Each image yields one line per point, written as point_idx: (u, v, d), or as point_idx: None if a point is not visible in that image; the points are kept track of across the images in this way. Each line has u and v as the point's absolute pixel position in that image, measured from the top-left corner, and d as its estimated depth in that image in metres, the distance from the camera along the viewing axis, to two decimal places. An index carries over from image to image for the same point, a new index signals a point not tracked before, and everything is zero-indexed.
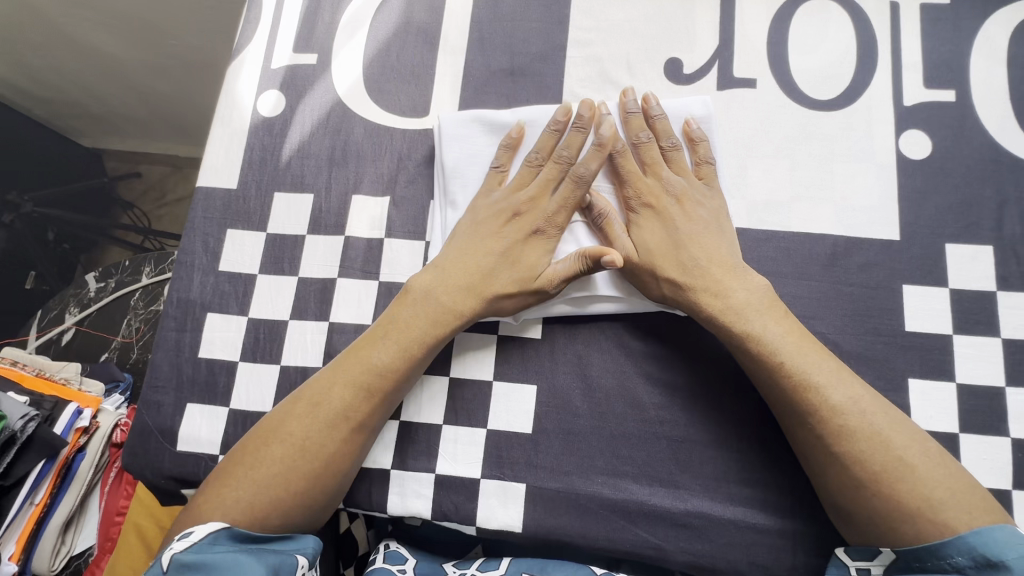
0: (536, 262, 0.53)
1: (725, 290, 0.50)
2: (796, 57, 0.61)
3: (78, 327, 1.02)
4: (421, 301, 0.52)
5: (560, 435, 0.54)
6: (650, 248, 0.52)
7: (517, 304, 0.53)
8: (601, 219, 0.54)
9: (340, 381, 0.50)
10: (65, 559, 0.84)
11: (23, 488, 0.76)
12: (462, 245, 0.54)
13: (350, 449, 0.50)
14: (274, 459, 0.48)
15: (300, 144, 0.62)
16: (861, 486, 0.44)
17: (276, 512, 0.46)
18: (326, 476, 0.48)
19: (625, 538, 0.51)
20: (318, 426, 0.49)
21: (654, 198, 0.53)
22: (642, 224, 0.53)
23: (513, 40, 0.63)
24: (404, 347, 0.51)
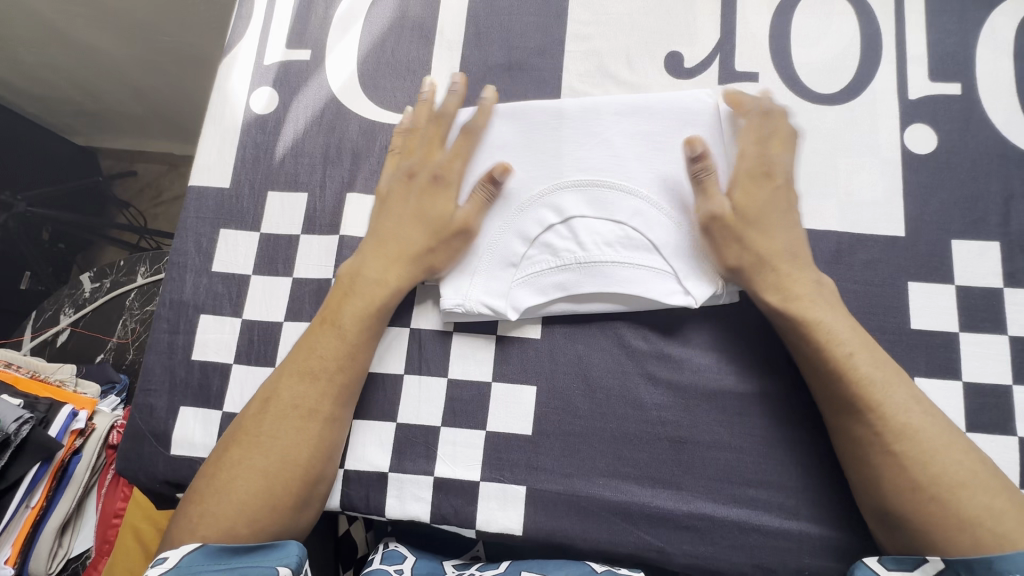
0: (445, 206, 0.54)
1: (797, 277, 0.49)
2: (799, 50, 0.60)
3: (73, 327, 1.01)
4: (357, 290, 0.52)
5: (561, 437, 0.53)
6: (747, 216, 0.50)
7: (450, 256, 0.54)
8: (703, 172, 0.52)
9: (288, 376, 0.51)
10: (62, 562, 0.84)
11: (19, 490, 0.75)
12: (382, 226, 0.54)
13: (309, 441, 0.49)
14: (233, 463, 0.48)
15: (294, 142, 0.61)
16: (920, 491, 0.44)
17: (241, 520, 0.46)
18: (287, 474, 0.48)
19: (628, 541, 0.51)
20: (271, 419, 0.49)
21: (759, 169, 0.51)
22: (749, 189, 0.51)
23: (510, 34, 0.62)
24: (338, 331, 0.51)
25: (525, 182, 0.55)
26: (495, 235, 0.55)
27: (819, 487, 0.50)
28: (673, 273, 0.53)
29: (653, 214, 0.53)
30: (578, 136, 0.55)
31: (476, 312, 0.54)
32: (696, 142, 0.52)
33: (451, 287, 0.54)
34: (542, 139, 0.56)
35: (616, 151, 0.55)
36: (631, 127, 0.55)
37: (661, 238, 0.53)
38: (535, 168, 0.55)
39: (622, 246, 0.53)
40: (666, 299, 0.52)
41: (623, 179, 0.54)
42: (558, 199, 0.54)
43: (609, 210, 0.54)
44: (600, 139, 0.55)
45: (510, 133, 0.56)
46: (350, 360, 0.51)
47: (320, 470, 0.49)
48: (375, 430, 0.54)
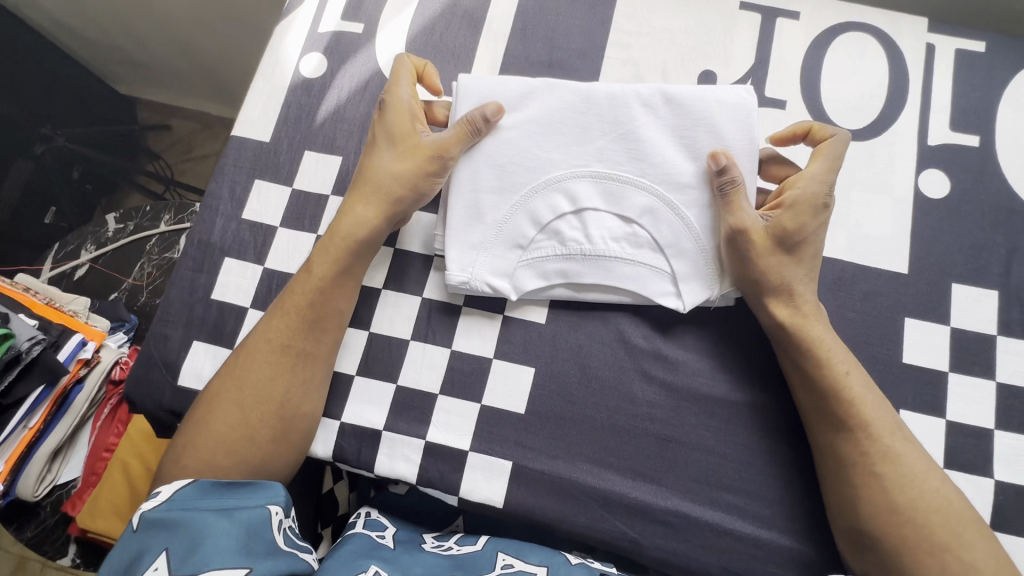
0: (405, 128, 0.56)
1: (806, 294, 0.52)
2: (829, 85, 0.62)
3: (92, 264, 1.06)
4: (345, 233, 0.55)
5: (552, 420, 0.55)
6: (783, 235, 0.51)
7: (422, 179, 0.55)
8: (730, 185, 0.52)
9: (267, 320, 0.54)
10: (48, 487, 0.92)
11: (22, 408, 0.82)
12: (369, 171, 0.56)
13: (284, 376, 0.52)
14: (215, 400, 0.52)
15: (336, 108, 0.64)
16: (896, 515, 0.46)
17: (218, 451, 0.50)
18: (264, 407, 0.51)
19: (604, 528, 0.52)
20: (252, 356, 0.53)
21: (814, 195, 0.51)
22: (797, 212, 0.51)
23: (554, 34, 0.65)
24: (310, 275, 0.54)
25: (545, 163, 0.56)
26: (507, 213, 0.56)
27: (796, 501, 0.52)
28: (672, 275, 0.55)
29: (663, 214, 0.55)
30: (603, 124, 0.56)
31: (479, 289, 0.56)
32: (720, 156, 0.53)
33: (458, 262, 0.56)
34: (570, 122, 0.57)
35: (639, 146, 0.56)
36: (659, 121, 0.56)
37: (667, 239, 0.55)
38: (557, 149, 0.56)
39: (627, 243, 0.55)
40: (659, 299, 0.55)
41: (640, 176, 0.55)
42: (572, 188, 0.56)
43: (621, 205, 0.55)
44: (626, 132, 0.56)
45: (535, 110, 0.57)
46: (324, 297, 0.54)
47: (294, 403, 0.52)
48: (375, 388, 0.56)
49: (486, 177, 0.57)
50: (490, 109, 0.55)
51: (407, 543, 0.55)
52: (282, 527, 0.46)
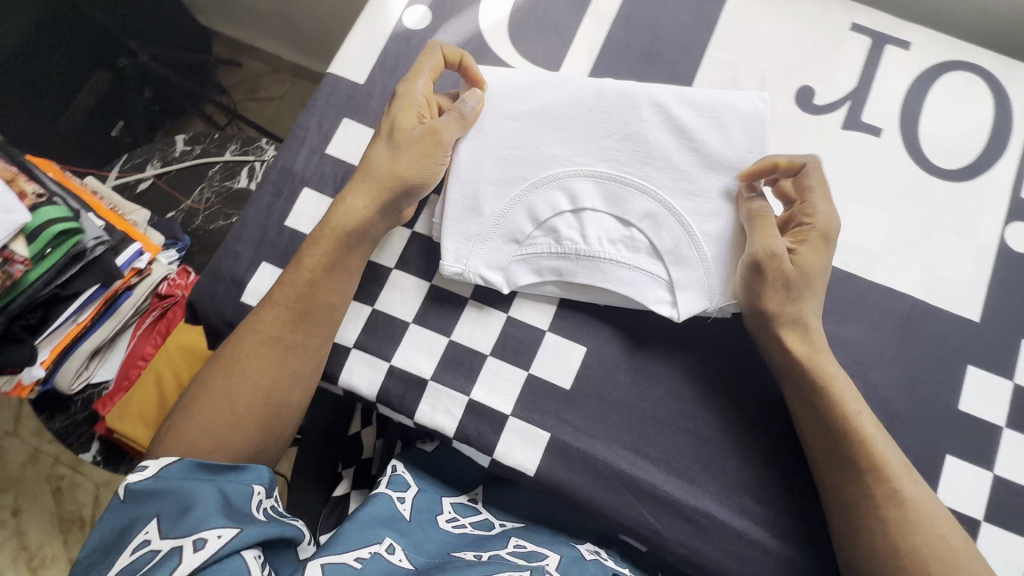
0: (407, 119, 0.57)
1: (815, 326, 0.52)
2: (928, 121, 0.61)
3: (156, 180, 1.09)
4: (341, 227, 0.56)
5: (594, 401, 0.56)
6: (805, 270, 0.51)
7: (417, 168, 0.56)
8: (758, 212, 0.53)
9: (259, 311, 0.55)
10: (82, 383, 0.95)
11: (75, 303, 0.86)
12: (371, 166, 0.57)
13: (271, 367, 0.54)
14: (203, 387, 0.54)
15: None
16: (898, 558, 0.46)
17: (203, 435, 0.52)
18: (249, 396, 0.53)
19: (629, 515, 0.53)
20: (240, 345, 0.55)
21: (824, 228, 0.52)
22: (813, 246, 0.52)
23: (658, 25, 0.64)
24: (304, 272, 0.55)
25: (549, 158, 0.57)
26: (505, 207, 0.57)
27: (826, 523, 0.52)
28: (669, 282, 0.55)
29: (664, 220, 0.55)
30: (611, 124, 0.57)
31: (473, 280, 0.57)
32: (748, 177, 0.54)
33: (453, 253, 0.57)
34: (575, 118, 0.58)
35: (646, 148, 0.57)
36: (669, 124, 0.57)
37: (667, 246, 0.55)
38: (561, 146, 0.58)
39: (624, 246, 0.56)
40: (654, 306, 0.55)
41: (641, 179, 0.56)
42: (574, 188, 0.57)
43: (622, 207, 0.56)
44: (635, 135, 0.57)
45: (541, 103, 0.59)
46: (314, 291, 0.55)
47: (280, 394, 0.54)
48: (428, 339, 0.57)
49: (490, 166, 0.58)
50: (471, 101, 0.58)
51: (424, 513, 0.58)
52: (264, 505, 0.49)
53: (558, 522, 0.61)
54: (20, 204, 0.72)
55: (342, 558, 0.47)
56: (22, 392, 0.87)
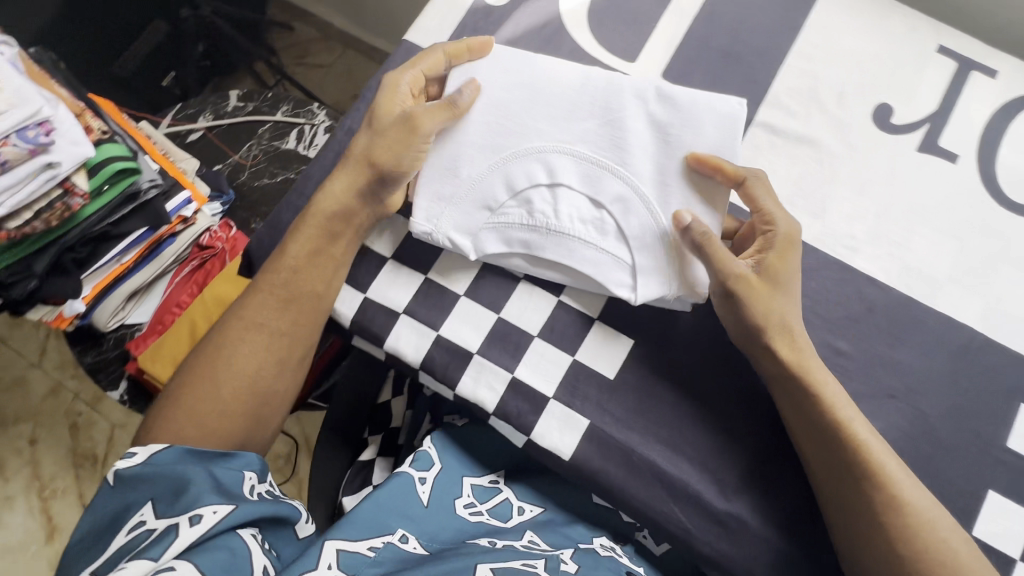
0: (393, 108, 0.57)
1: (789, 326, 0.52)
2: (1006, 152, 0.60)
3: (207, 132, 1.10)
4: (324, 214, 0.56)
5: (636, 395, 0.55)
6: (773, 279, 0.52)
7: (397, 154, 0.55)
8: (705, 236, 0.52)
9: (246, 303, 0.57)
10: (117, 323, 0.97)
11: (122, 243, 0.87)
12: (351, 152, 0.57)
13: (260, 356, 0.56)
14: (191, 375, 0.55)
15: (509, 39, 0.64)
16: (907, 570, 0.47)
17: (188, 424, 0.53)
18: (237, 385, 0.55)
19: (660, 511, 0.53)
20: (227, 336, 0.56)
21: (790, 236, 0.53)
22: (782, 253, 0.53)
23: (739, 26, 0.64)
24: (291, 263, 0.56)
25: (530, 132, 0.58)
26: (482, 173, 0.58)
27: None
28: (631, 267, 0.55)
29: (634, 206, 0.56)
30: (594, 107, 0.57)
31: (441, 242, 0.58)
32: (703, 157, 0.54)
33: (424, 212, 0.58)
34: (563, 95, 0.58)
35: (620, 130, 0.57)
36: (648, 115, 0.57)
37: (634, 231, 0.55)
38: (545, 121, 0.58)
39: (593, 228, 0.56)
40: (615, 289, 0.55)
41: (617, 163, 0.56)
42: (552, 163, 0.57)
43: (596, 189, 0.56)
44: (612, 116, 0.57)
45: (529, 73, 0.59)
46: (300, 281, 0.56)
47: (265, 383, 0.56)
48: (477, 313, 0.58)
49: (475, 132, 0.58)
50: (465, 91, 0.57)
51: (443, 498, 0.59)
52: (256, 490, 0.50)
53: (574, 509, 0.63)
54: (87, 138, 0.73)
55: (355, 546, 0.49)
56: (62, 324, 0.88)
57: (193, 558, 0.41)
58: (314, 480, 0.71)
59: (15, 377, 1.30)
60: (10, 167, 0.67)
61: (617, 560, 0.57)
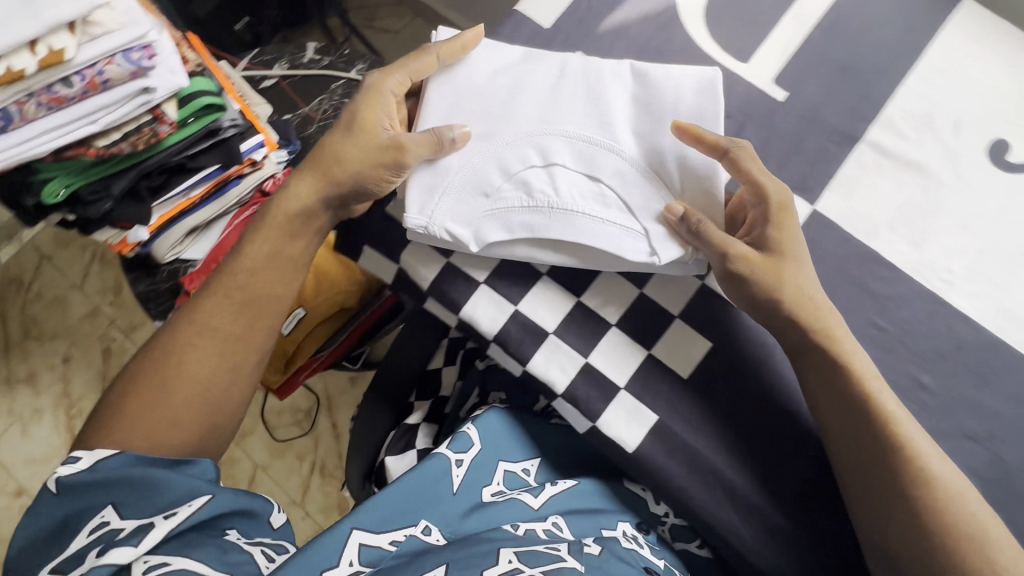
0: (372, 117, 0.59)
1: (804, 292, 0.52)
2: None
3: (280, 80, 1.11)
4: (288, 212, 0.58)
5: (706, 398, 0.55)
6: (778, 251, 0.53)
7: (370, 159, 0.57)
8: (698, 223, 0.53)
9: (199, 311, 0.57)
10: (173, 258, 0.97)
11: (192, 179, 0.88)
12: (322, 155, 0.59)
13: (218, 359, 0.55)
14: (137, 383, 0.54)
15: (622, 24, 0.63)
16: None
17: (137, 432, 0.51)
18: (191, 389, 0.54)
19: (712, 515, 0.54)
20: (178, 340, 0.55)
21: (782, 202, 0.54)
22: (778, 224, 0.53)
23: (860, 41, 0.62)
24: (248, 268, 0.58)
25: (517, 118, 0.58)
26: (471, 162, 0.57)
27: None
28: (644, 234, 0.55)
29: (632, 177, 0.56)
30: (576, 94, 0.58)
31: (441, 236, 0.56)
32: (683, 124, 0.55)
33: (417, 206, 0.56)
34: (544, 83, 0.59)
35: (600, 105, 0.58)
36: (628, 94, 0.58)
37: (637, 203, 0.56)
38: (528, 108, 0.58)
39: (596, 203, 0.56)
40: (632, 257, 0.54)
41: (608, 140, 0.57)
42: (547, 144, 0.57)
43: (593, 167, 0.56)
44: (592, 92, 0.58)
45: (508, 61, 0.60)
46: (259, 284, 0.58)
47: (222, 391, 0.55)
48: (557, 294, 0.58)
49: (464, 106, 0.59)
50: (456, 130, 0.56)
51: (471, 488, 0.60)
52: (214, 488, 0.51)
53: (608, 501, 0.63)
54: (182, 68, 0.73)
55: (377, 540, 0.52)
56: (124, 250, 0.90)
57: (189, 554, 0.45)
58: (357, 434, 0.78)
59: (54, 295, 1.31)
60: (111, 86, 0.68)
61: (638, 552, 0.55)
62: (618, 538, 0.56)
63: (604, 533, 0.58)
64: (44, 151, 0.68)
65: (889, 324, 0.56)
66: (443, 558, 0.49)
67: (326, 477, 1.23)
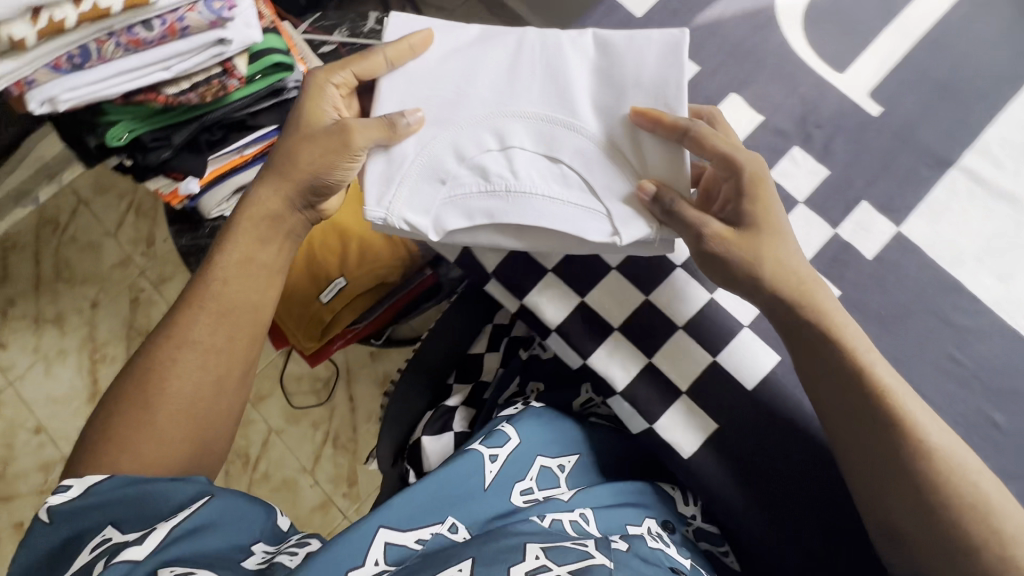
0: (319, 112, 0.59)
1: (786, 266, 0.51)
2: None
3: (341, 46, 1.09)
4: (260, 215, 0.59)
5: (768, 412, 0.55)
6: (750, 228, 0.51)
7: (320, 159, 0.57)
8: (671, 200, 0.50)
9: (177, 325, 0.55)
10: (216, 217, 0.93)
11: (250, 136, 0.84)
12: (280, 159, 0.59)
13: (201, 372, 0.54)
14: (123, 401, 0.53)
15: (717, 21, 0.61)
16: None
17: (125, 453, 0.50)
18: (177, 404, 0.53)
19: (752, 533, 0.54)
20: (159, 356, 0.54)
21: (756, 175, 0.51)
22: (752, 200, 0.51)
23: (964, 61, 0.59)
24: (223, 277, 0.57)
25: (471, 101, 0.56)
26: (428, 149, 0.56)
27: None
28: (607, 216, 0.53)
29: (595, 158, 0.54)
30: (530, 79, 0.56)
31: (399, 226, 0.55)
32: (641, 109, 0.52)
33: (375, 197, 0.56)
34: (495, 65, 0.57)
35: (562, 83, 0.55)
36: (588, 68, 0.55)
37: (601, 183, 0.54)
38: (484, 90, 0.56)
39: (557, 184, 0.54)
40: (596, 236, 0.53)
41: (570, 117, 0.55)
42: (502, 127, 0.55)
43: (553, 148, 0.55)
44: (551, 68, 0.56)
45: (454, 39, 0.58)
46: (236, 294, 0.57)
47: (209, 400, 0.54)
48: (624, 291, 0.58)
49: (417, 89, 0.57)
50: (409, 116, 0.55)
51: (503, 483, 0.58)
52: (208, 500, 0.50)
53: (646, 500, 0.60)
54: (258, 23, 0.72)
55: (403, 538, 0.51)
56: (172, 201, 0.86)
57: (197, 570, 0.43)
58: (392, 413, 0.76)
59: (87, 242, 1.28)
60: (189, 33, 0.67)
61: (663, 552, 0.52)
62: (644, 535, 0.54)
63: (629, 530, 0.55)
64: (115, 94, 0.68)
65: (966, 356, 0.54)
66: (469, 551, 0.46)
67: (338, 449, 1.22)
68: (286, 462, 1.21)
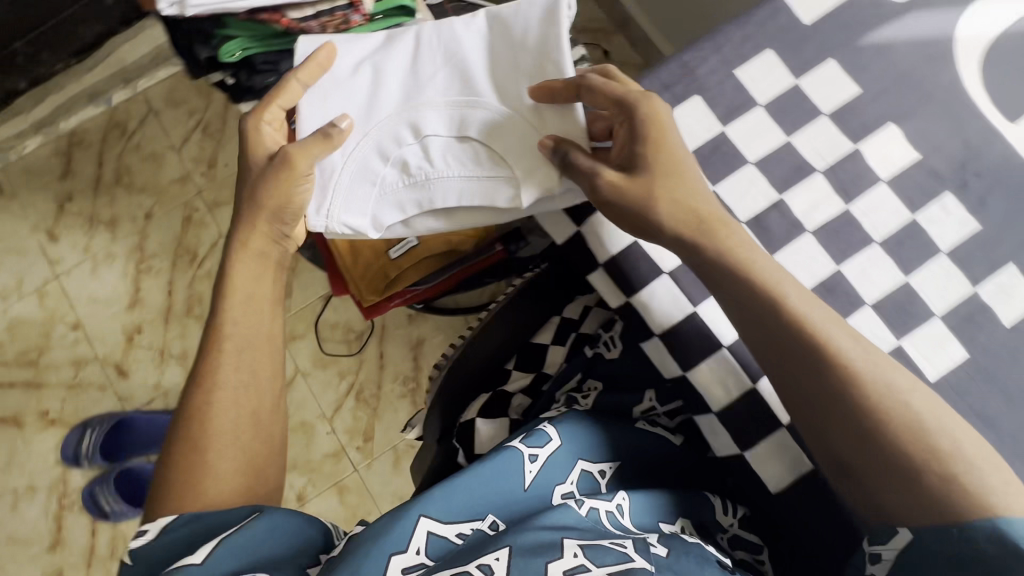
0: (261, 146, 0.58)
1: (687, 202, 0.49)
2: None
3: None
4: (248, 253, 0.56)
5: None
6: (643, 168, 0.50)
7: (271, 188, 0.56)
8: (568, 155, 0.52)
9: (204, 371, 0.53)
10: None
11: None
12: (241, 203, 0.57)
13: (240, 406, 0.53)
14: (173, 448, 0.51)
15: (890, 42, 0.57)
16: None
17: (187, 497, 0.49)
18: (225, 440, 0.51)
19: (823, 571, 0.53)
20: (195, 401, 0.52)
21: (643, 114, 0.51)
22: (646, 141, 0.50)
23: None
24: (230, 317, 0.54)
25: (383, 101, 0.59)
26: (354, 149, 0.59)
27: None
28: (511, 180, 0.56)
29: (500, 124, 0.57)
30: (431, 74, 0.59)
31: (340, 230, 0.58)
32: (533, 87, 0.55)
33: (316, 203, 0.58)
34: (405, 66, 0.60)
35: (462, 65, 0.58)
36: (482, 55, 0.58)
37: (511, 150, 0.56)
38: (395, 91, 0.59)
39: (466, 162, 0.57)
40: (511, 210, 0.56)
41: (471, 96, 0.58)
42: (416, 118, 0.58)
43: (460, 129, 0.57)
44: (449, 55, 0.59)
45: (364, 44, 0.62)
46: (249, 330, 0.55)
47: (251, 433, 0.53)
48: None
49: (346, 102, 0.60)
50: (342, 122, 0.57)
51: (547, 485, 0.55)
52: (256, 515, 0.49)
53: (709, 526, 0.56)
54: None
55: (446, 530, 0.49)
56: None
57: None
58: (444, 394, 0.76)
59: (150, 151, 1.26)
60: None
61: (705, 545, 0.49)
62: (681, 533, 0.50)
63: (662, 528, 0.53)
64: (240, 7, 0.68)
65: None
66: (507, 537, 0.45)
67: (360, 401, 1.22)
68: (308, 405, 1.21)
